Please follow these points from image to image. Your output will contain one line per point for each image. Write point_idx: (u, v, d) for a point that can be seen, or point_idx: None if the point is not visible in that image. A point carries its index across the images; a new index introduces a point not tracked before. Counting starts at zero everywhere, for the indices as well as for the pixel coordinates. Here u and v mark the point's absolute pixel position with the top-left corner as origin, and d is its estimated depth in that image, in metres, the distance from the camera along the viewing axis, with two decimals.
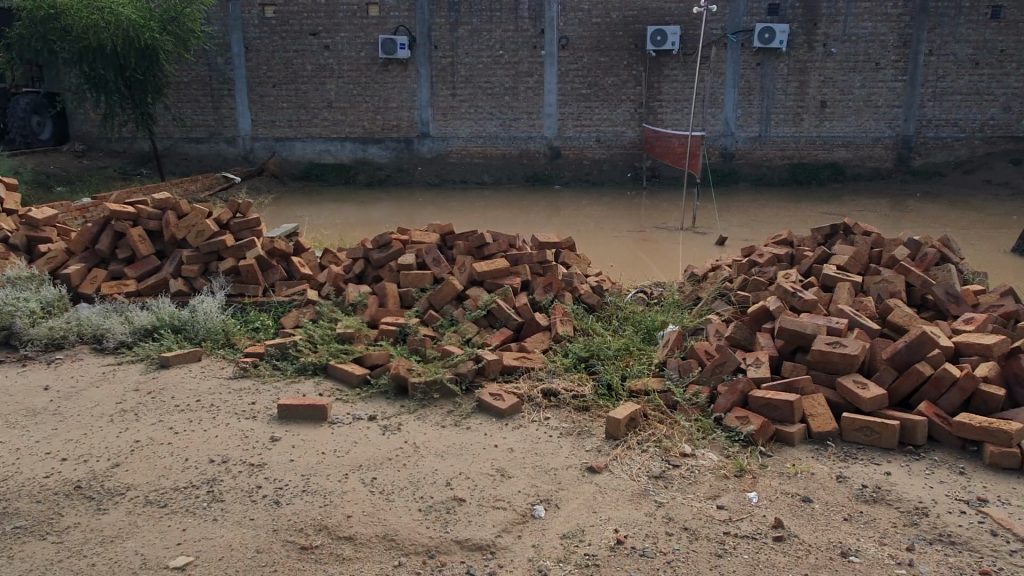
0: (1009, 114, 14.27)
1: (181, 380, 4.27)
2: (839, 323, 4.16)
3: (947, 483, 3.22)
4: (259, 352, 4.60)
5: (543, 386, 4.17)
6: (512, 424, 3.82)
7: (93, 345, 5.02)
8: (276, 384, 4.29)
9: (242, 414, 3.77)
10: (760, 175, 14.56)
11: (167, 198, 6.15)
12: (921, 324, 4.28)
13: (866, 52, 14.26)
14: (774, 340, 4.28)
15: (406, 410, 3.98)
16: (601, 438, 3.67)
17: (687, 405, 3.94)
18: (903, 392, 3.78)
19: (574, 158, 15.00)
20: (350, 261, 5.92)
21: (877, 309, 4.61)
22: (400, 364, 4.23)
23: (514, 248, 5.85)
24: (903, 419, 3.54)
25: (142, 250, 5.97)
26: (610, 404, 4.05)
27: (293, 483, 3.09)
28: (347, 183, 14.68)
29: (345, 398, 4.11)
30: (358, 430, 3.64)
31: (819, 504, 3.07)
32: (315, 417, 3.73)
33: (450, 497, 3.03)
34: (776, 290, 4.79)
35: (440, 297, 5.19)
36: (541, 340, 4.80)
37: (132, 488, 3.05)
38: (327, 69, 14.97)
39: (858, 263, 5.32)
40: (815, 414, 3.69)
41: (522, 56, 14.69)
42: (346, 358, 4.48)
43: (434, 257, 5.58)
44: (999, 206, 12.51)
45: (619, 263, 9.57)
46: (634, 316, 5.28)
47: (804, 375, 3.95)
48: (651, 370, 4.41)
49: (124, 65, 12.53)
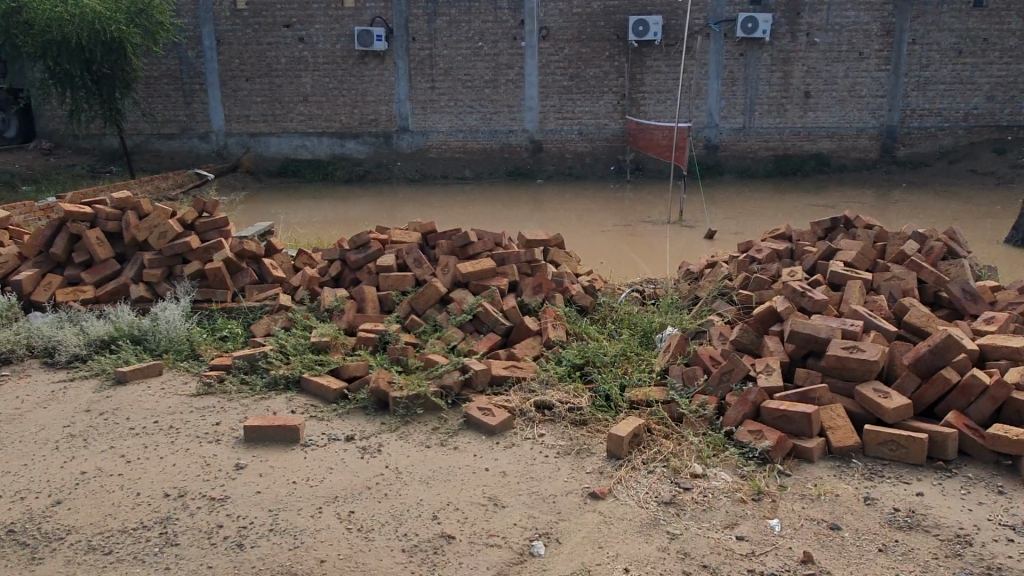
0: (992, 103, 14.11)
1: (138, 399, 3.87)
2: (854, 324, 3.87)
3: (987, 505, 2.92)
4: (226, 365, 4.22)
5: (536, 398, 3.84)
6: (503, 443, 3.48)
7: (44, 360, 4.61)
8: (244, 401, 3.90)
9: (204, 438, 3.39)
10: (744, 167, 14.30)
11: (127, 197, 5.74)
12: (939, 324, 3.99)
13: (849, 41, 14.05)
14: (784, 344, 3.99)
15: (388, 429, 3.63)
16: (602, 457, 3.35)
17: (694, 418, 3.63)
18: (927, 400, 3.49)
19: (556, 151, 14.69)
20: (326, 263, 5.56)
21: (890, 308, 4.32)
22: (380, 377, 3.88)
23: (500, 246, 5.48)
24: (932, 432, 3.24)
25: (100, 253, 5.55)
26: (609, 419, 3.72)
27: (261, 519, 2.73)
28: (325, 179, 14.21)
29: (321, 415, 3.74)
30: (334, 454, 3.28)
31: (849, 532, 2.77)
32: (286, 439, 3.36)
33: (438, 535, 2.68)
34: (784, 290, 4.47)
35: (422, 301, 4.83)
36: (531, 346, 4.46)
37: (74, 530, 2.66)
38: (302, 62, 14.53)
39: (866, 259, 5.04)
40: (834, 428, 3.39)
41: (502, 47, 14.31)
42: (320, 370, 4.12)
43: (415, 258, 5.22)
44: (987, 195, 12.29)
45: (608, 259, 9.18)
46: (630, 318, 4.97)
47: (819, 383, 3.66)
48: (652, 379, 4.08)
49: (90, 58, 12.00)
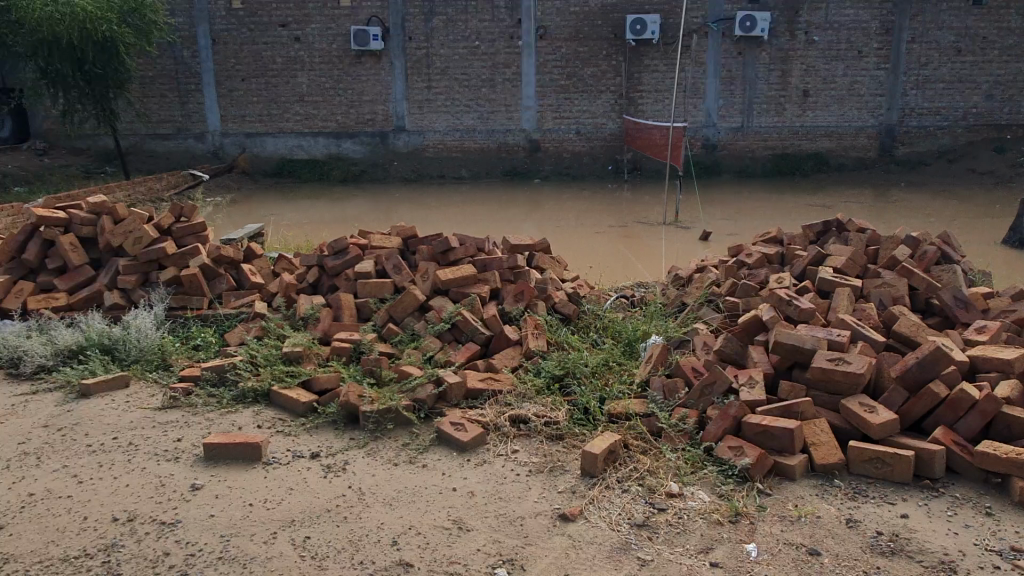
0: (991, 102, 13.98)
1: (99, 413, 3.75)
2: (841, 335, 3.73)
3: (974, 528, 2.79)
4: (194, 376, 4.09)
5: (511, 412, 3.72)
6: (474, 461, 3.35)
7: (9, 371, 4.49)
8: (209, 415, 3.78)
9: (162, 456, 3.27)
10: (743, 166, 14.14)
11: (101, 202, 5.60)
12: (929, 334, 3.85)
13: (848, 40, 13.90)
14: (769, 355, 3.85)
15: (356, 445, 3.50)
16: (576, 476, 3.22)
17: (673, 432, 3.51)
18: (914, 415, 3.36)
19: (554, 151, 14.56)
20: (305, 269, 5.44)
21: (879, 317, 4.18)
22: (350, 389, 3.76)
23: (483, 251, 5.33)
24: (919, 449, 3.11)
25: (74, 259, 5.43)
26: (586, 434, 3.60)
27: (211, 546, 2.61)
28: (321, 179, 13.99)
29: (288, 431, 3.61)
30: (296, 473, 3.16)
31: (828, 558, 2.64)
32: (248, 457, 3.23)
33: (396, 563, 2.57)
34: (770, 298, 4.34)
35: (399, 309, 4.70)
36: (510, 356, 4.33)
37: (12, 559, 2.57)
38: (298, 62, 14.42)
39: (857, 264, 4.90)
40: (818, 444, 3.25)
41: (499, 46, 14.18)
42: (291, 381, 3.99)
43: (394, 264, 5.09)
44: (986, 195, 12.11)
45: (603, 262, 9.01)
46: (614, 326, 4.84)
47: (803, 396, 3.53)
48: (632, 392, 3.95)
49: (81, 58, 11.86)
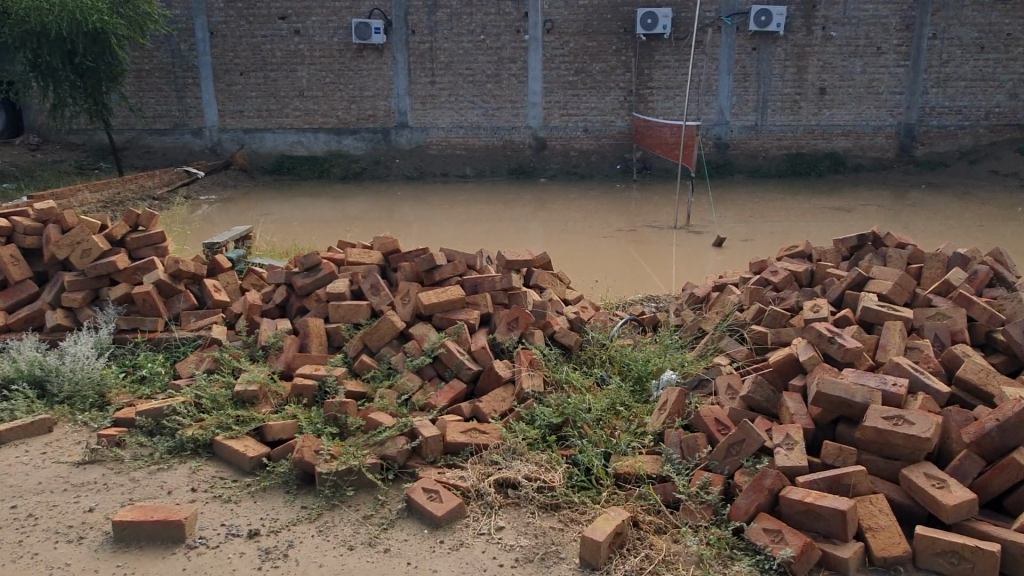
0: (1015, 101, 13.25)
1: (8, 469, 3.17)
2: (898, 384, 3.08)
3: None
4: (128, 421, 3.48)
5: (497, 475, 3.07)
6: (448, 544, 2.72)
7: None
8: (134, 472, 3.16)
9: (62, 536, 2.70)
10: (756, 166, 13.41)
11: (49, 207, 4.99)
12: (1000, 383, 3.23)
13: (868, 36, 13.17)
14: (807, 405, 3.19)
15: (307, 516, 2.88)
16: (573, 566, 2.61)
17: (694, 505, 2.86)
18: (992, 490, 2.76)
19: (560, 149, 13.87)
20: (273, 287, 4.81)
21: (938, 359, 3.52)
22: (307, 445, 3.12)
23: (473, 269, 4.69)
24: (1007, 543, 2.51)
25: (15, 274, 4.83)
26: (588, 504, 2.96)
27: None
28: (320, 176, 13.36)
29: (229, 495, 3.00)
30: (223, 563, 2.57)
31: None
32: (167, 538, 2.65)
33: None
34: (807, 332, 3.67)
35: (376, 339, 4.09)
36: (500, 399, 3.67)
37: None
38: (298, 56, 13.80)
39: (903, 289, 4.23)
40: (876, 529, 2.63)
41: (504, 41, 13.53)
42: (240, 430, 3.36)
43: (372, 284, 4.45)
44: (1011, 198, 11.34)
45: (611, 268, 8.30)
46: (623, 357, 4.20)
47: (853, 461, 2.88)
48: (643, 446, 3.29)
49: (72, 51, 11.24)
